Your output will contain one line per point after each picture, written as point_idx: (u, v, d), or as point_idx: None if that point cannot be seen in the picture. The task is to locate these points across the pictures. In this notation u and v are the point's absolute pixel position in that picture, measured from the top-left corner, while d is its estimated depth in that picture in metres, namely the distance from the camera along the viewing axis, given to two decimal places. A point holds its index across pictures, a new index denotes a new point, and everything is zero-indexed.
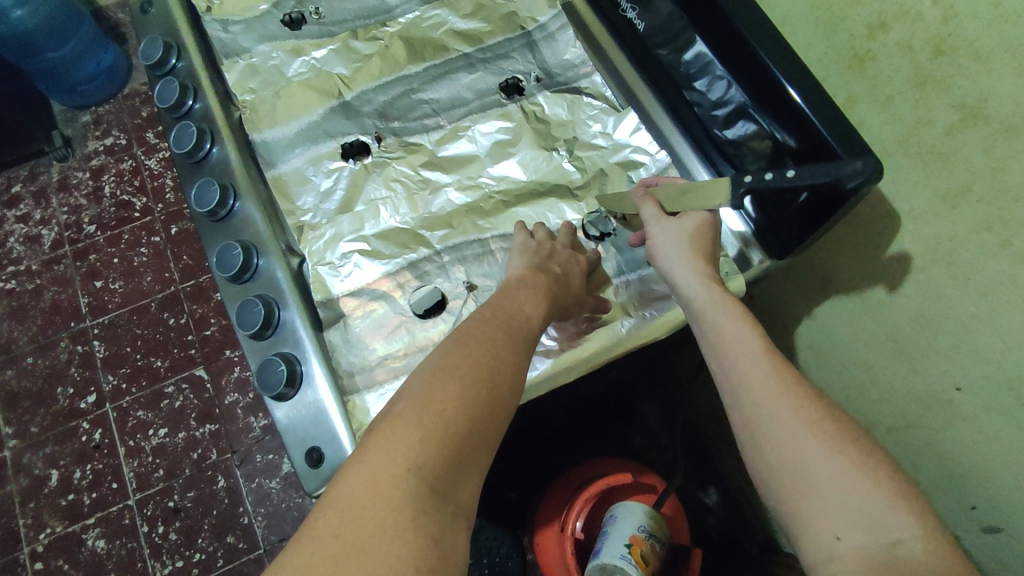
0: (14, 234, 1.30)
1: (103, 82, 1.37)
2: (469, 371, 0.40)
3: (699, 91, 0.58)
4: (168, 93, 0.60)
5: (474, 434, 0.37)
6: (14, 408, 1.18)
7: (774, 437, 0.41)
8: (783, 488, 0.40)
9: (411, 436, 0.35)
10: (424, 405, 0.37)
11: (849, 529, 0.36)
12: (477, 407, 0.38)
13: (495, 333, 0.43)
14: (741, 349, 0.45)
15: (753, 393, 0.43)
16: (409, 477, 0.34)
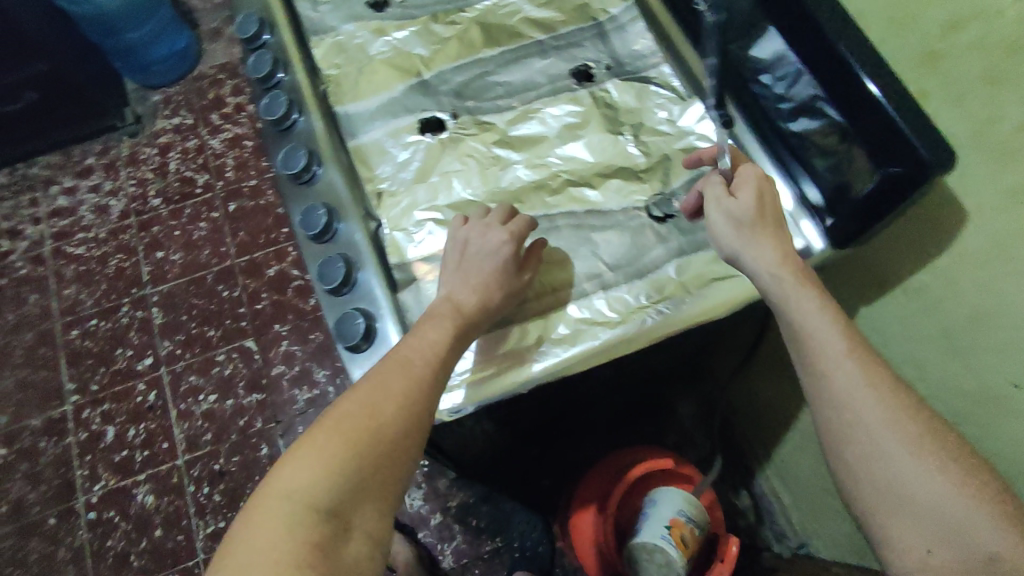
0: (85, 202, 1.38)
1: (174, 63, 1.45)
2: (361, 408, 0.45)
3: (765, 85, 0.61)
4: (261, 65, 0.64)
5: (366, 459, 0.43)
6: (76, 366, 1.24)
7: (874, 454, 0.43)
8: (877, 504, 0.43)
9: (303, 470, 0.41)
10: (319, 441, 0.43)
11: (946, 548, 0.40)
12: (360, 439, 0.43)
13: (394, 368, 0.48)
14: (824, 351, 0.46)
15: (850, 409, 0.44)
16: (286, 503, 0.40)
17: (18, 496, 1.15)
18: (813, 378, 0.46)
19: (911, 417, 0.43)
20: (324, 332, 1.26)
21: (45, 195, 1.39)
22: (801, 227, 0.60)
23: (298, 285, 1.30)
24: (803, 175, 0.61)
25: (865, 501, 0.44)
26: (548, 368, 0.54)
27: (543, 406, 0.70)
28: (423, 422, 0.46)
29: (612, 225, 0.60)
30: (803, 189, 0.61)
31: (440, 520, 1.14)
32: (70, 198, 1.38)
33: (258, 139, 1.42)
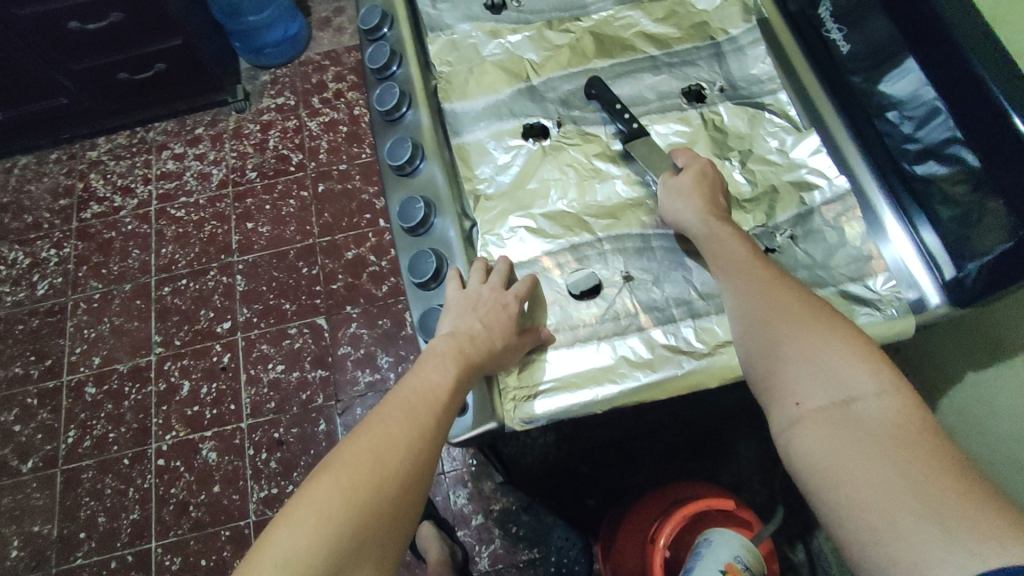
0: (190, 169, 1.47)
1: (284, 48, 1.53)
2: (359, 460, 0.43)
3: (892, 121, 0.57)
4: (378, 56, 0.66)
5: (365, 513, 0.41)
6: (164, 320, 1.33)
7: (759, 319, 0.48)
8: (763, 368, 0.46)
9: (294, 535, 0.39)
10: (312, 494, 0.41)
11: (812, 396, 0.42)
12: (358, 493, 0.42)
13: (397, 419, 0.46)
14: (739, 267, 0.51)
15: (741, 286, 0.50)
16: (276, 573, 0.38)
17: (100, 434, 1.24)
18: (745, 289, 0.51)
19: (795, 292, 0.48)
20: (392, 320, 1.29)
21: (157, 158, 1.49)
22: (918, 279, 0.55)
23: (372, 271, 1.33)
24: (924, 223, 0.55)
25: (755, 365, 0.47)
26: (628, 391, 0.51)
27: (608, 427, 0.69)
28: (421, 477, 0.45)
29: None
30: (920, 233, 0.56)
31: (481, 522, 1.14)
32: (178, 164, 1.48)
33: (353, 127, 1.47)
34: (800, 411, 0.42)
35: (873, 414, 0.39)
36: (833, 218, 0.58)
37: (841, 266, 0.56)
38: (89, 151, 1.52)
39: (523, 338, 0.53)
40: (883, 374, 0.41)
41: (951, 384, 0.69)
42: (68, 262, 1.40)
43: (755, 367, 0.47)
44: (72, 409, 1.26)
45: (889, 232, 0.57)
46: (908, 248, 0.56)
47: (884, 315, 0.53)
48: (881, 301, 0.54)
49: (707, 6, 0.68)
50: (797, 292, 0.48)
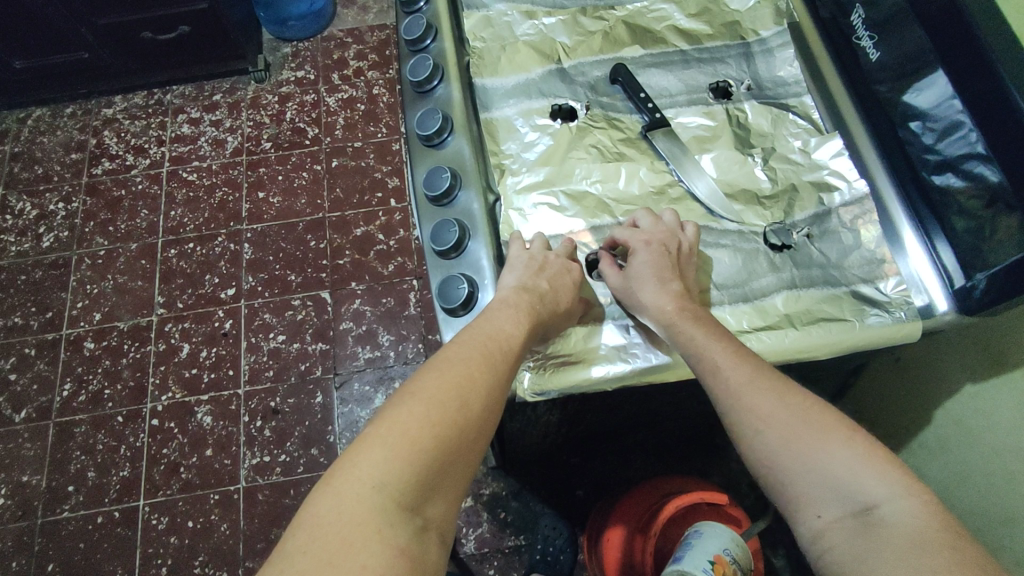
0: (205, 135, 1.47)
1: (309, 22, 1.53)
2: (444, 399, 0.44)
3: (915, 132, 0.58)
4: (414, 28, 0.67)
5: (447, 452, 0.42)
6: (168, 282, 1.33)
7: (748, 424, 0.46)
8: (767, 475, 0.45)
9: (383, 461, 0.40)
10: (400, 425, 0.42)
11: (828, 507, 0.41)
12: (443, 431, 0.42)
13: (477, 361, 0.47)
14: (716, 354, 0.49)
15: (723, 393, 0.48)
16: (371, 495, 0.39)
17: (95, 389, 1.24)
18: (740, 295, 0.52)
19: (776, 388, 0.46)
20: (395, 299, 1.30)
21: (172, 121, 1.49)
22: (929, 287, 0.56)
23: (380, 250, 1.34)
24: (938, 235, 0.56)
25: (762, 473, 0.45)
26: (640, 370, 0.53)
27: (610, 412, 0.70)
28: (493, 422, 0.46)
29: (724, 243, 0.60)
30: (936, 247, 0.56)
31: (470, 505, 1.14)
32: (193, 129, 1.48)
33: (370, 106, 1.48)
34: (821, 524, 0.41)
35: (894, 521, 0.38)
36: (850, 220, 0.59)
37: (854, 267, 0.58)
38: (104, 109, 1.51)
39: (560, 319, 0.54)
40: (891, 474, 0.40)
41: (948, 395, 0.70)
42: (76, 217, 1.39)
43: (765, 475, 0.45)
44: (69, 362, 1.26)
45: (905, 244, 0.58)
46: (923, 262, 0.57)
47: (896, 318, 0.54)
48: (890, 304, 0.55)
49: (740, 6, 0.69)
50: (783, 389, 0.47)
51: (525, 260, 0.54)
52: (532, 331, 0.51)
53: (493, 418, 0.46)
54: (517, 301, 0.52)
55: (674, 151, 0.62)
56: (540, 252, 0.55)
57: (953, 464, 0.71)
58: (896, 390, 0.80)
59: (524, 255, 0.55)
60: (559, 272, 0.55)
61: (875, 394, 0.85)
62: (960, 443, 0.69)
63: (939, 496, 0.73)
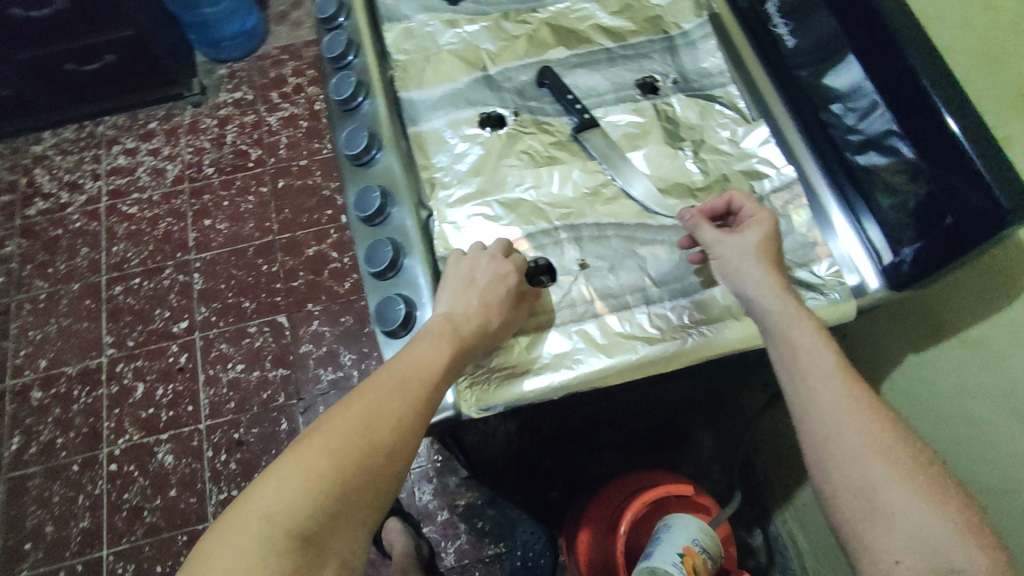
0: (143, 165, 1.42)
1: (241, 41, 1.49)
2: (347, 430, 0.43)
3: (836, 114, 0.59)
4: (335, 45, 0.65)
5: (348, 483, 0.42)
6: (116, 321, 1.28)
7: (844, 455, 0.44)
8: (846, 508, 0.43)
9: (276, 494, 0.40)
10: (299, 456, 0.42)
11: (911, 555, 0.40)
12: (344, 461, 0.42)
13: (394, 387, 0.46)
14: (819, 368, 0.48)
15: (829, 425, 0.45)
16: (260, 527, 0.39)
17: (47, 439, 1.18)
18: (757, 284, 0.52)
19: (888, 425, 0.45)
20: (354, 317, 1.28)
21: (107, 153, 1.44)
22: (857, 265, 0.57)
23: (334, 268, 1.32)
24: (864, 212, 0.58)
25: (840, 506, 0.44)
26: (583, 376, 0.52)
27: (567, 415, 0.69)
28: (408, 452, 0.45)
29: (660, 239, 0.59)
30: (864, 226, 0.58)
31: (446, 517, 1.13)
32: (129, 160, 1.43)
33: (312, 122, 1.45)
34: (899, 569, 0.40)
35: None
36: (781, 206, 0.60)
37: (789, 253, 0.58)
38: (34, 146, 1.45)
39: (503, 331, 0.54)
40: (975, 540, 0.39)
41: (892, 366, 0.72)
42: (12, 261, 1.34)
43: (838, 507, 0.44)
44: (17, 414, 1.21)
45: (834, 224, 0.59)
46: (853, 241, 0.58)
47: (827, 298, 0.56)
48: (824, 286, 0.56)
49: (661, 1, 0.70)
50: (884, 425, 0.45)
51: (464, 272, 0.53)
52: (456, 357, 0.49)
53: (407, 444, 0.45)
54: (440, 329, 0.50)
55: (607, 151, 0.62)
56: (476, 262, 0.54)
57: None
58: None
59: (461, 274, 0.54)
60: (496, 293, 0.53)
61: None
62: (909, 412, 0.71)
63: None
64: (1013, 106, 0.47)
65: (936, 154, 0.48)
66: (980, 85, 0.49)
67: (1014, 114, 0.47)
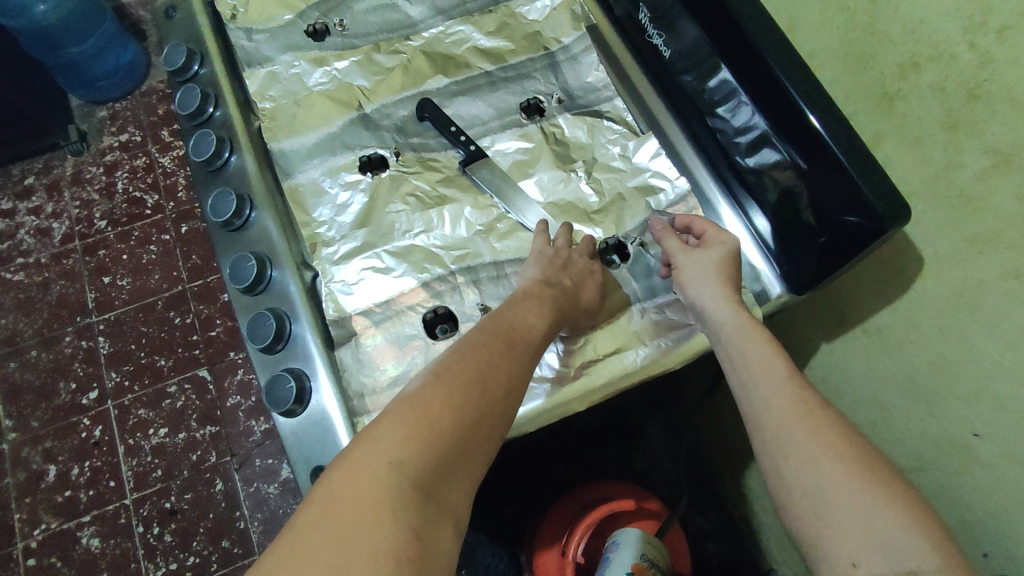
0: (25, 226, 1.30)
1: (120, 79, 1.38)
2: (462, 383, 0.41)
3: (722, 118, 0.58)
4: (188, 101, 0.59)
5: (466, 433, 0.39)
6: (16, 401, 1.17)
7: (789, 454, 0.42)
8: (801, 515, 0.40)
9: (401, 440, 0.36)
10: (422, 405, 0.38)
11: (869, 559, 0.37)
12: (467, 413, 0.39)
13: (500, 343, 0.45)
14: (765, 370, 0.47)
15: (775, 422, 0.44)
16: (388, 471, 0.35)
17: None
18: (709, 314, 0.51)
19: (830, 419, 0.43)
20: None
21: None
22: (750, 259, 0.59)
23: None
24: (755, 209, 0.58)
25: (793, 510, 0.41)
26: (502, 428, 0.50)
27: None
28: (513, 411, 0.42)
29: None
30: (752, 220, 0.59)
31: None
32: (8, 222, 1.30)
33: None
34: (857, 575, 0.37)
35: None
36: None
37: None
38: None
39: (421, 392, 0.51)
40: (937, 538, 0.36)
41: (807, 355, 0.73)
42: None
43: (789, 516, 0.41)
44: None
45: (723, 218, 0.61)
46: (741, 232, 0.60)
47: None
48: None
49: (538, 16, 0.67)
50: (825, 421, 0.43)
51: None
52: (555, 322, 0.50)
53: (515, 404, 0.43)
54: (541, 293, 0.51)
55: (497, 182, 0.59)
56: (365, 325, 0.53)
57: None
58: None
59: (548, 250, 0.55)
60: (582, 271, 0.55)
61: None
62: None
63: None
64: (877, 106, 0.51)
65: (821, 164, 0.48)
66: (848, 83, 0.53)
67: (880, 115, 0.51)
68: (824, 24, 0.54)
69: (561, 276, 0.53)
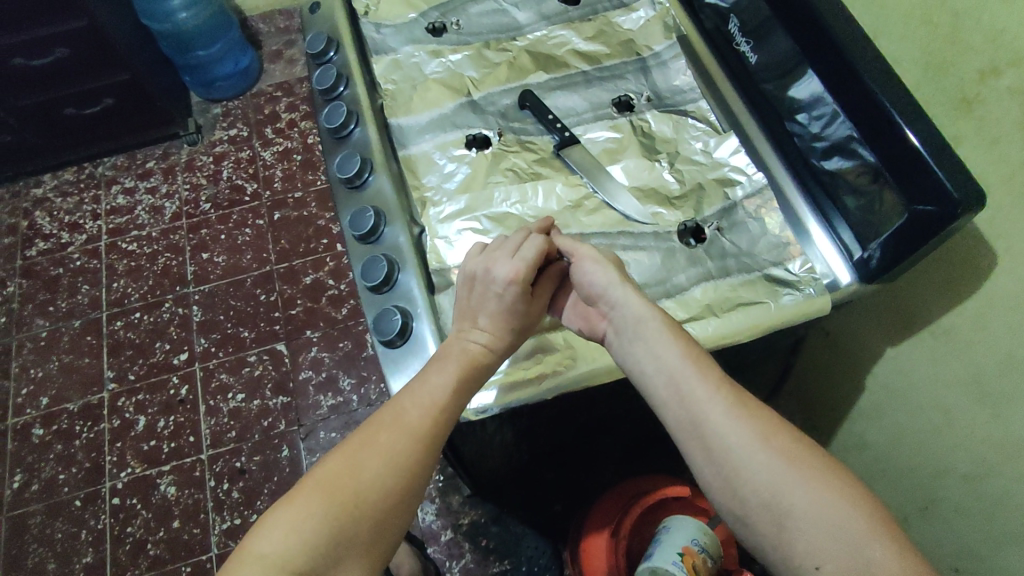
0: (141, 203, 1.46)
1: (237, 80, 1.55)
2: (338, 477, 0.48)
3: (802, 124, 0.63)
4: (326, 79, 0.69)
5: (350, 518, 0.47)
6: (117, 355, 1.30)
7: (739, 464, 0.48)
8: (762, 522, 0.47)
9: (284, 534, 0.45)
10: (300, 502, 0.47)
11: (832, 561, 0.44)
12: (338, 505, 0.47)
13: (391, 422, 0.51)
14: (701, 395, 0.50)
15: (727, 435, 0.49)
16: (261, 563, 0.44)
17: (49, 476, 1.19)
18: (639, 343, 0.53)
19: (767, 430, 0.49)
20: (352, 341, 1.29)
21: (106, 193, 1.47)
22: (831, 264, 0.60)
23: (331, 295, 1.34)
24: (834, 212, 0.62)
25: (748, 514, 0.47)
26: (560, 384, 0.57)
27: (562, 422, 0.71)
28: (407, 488, 0.49)
29: (643, 246, 0.62)
30: (839, 233, 0.61)
31: (450, 537, 1.12)
32: (128, 198, 1.46)
33: (307, 155, 1.49)
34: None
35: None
36: (754, 210, 0.63)
37: (764, 253, 0.61)
38: (34, 188, 1.49)
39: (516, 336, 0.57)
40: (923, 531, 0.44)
41: (872, 362, 0.75)
42: (13, 301, 1.36)
43: (746, 528, 0.48)
44: (19, 452, 1.21)
45: (812, 235, 0.62)
46: (825, 242, 0.62)
47: (805, 293, 0.58)
48: (800, 282, 0.59)
49: (632, 26, 0.74)
50: (774, 429, 0.49)
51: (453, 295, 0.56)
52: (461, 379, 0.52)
53: (407, 480, 0.49)
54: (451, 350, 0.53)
55: (587, 166, 0.65)
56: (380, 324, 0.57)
57: (892, 425, 0.74)
58: (828, 364, 0.85)
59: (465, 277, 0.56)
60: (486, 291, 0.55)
61: (812, 373, 0.89)
62: (894, 408, 0.73)
63: (887, 459, 0.77)
64: (957, 110, 0.54)
65: (896, 154, 0.52)
66: (929, 90, 0.57)
67: (959, 117, 0.54)
68: (907, 35, 0.58)
69: (481, 319, 0.54)
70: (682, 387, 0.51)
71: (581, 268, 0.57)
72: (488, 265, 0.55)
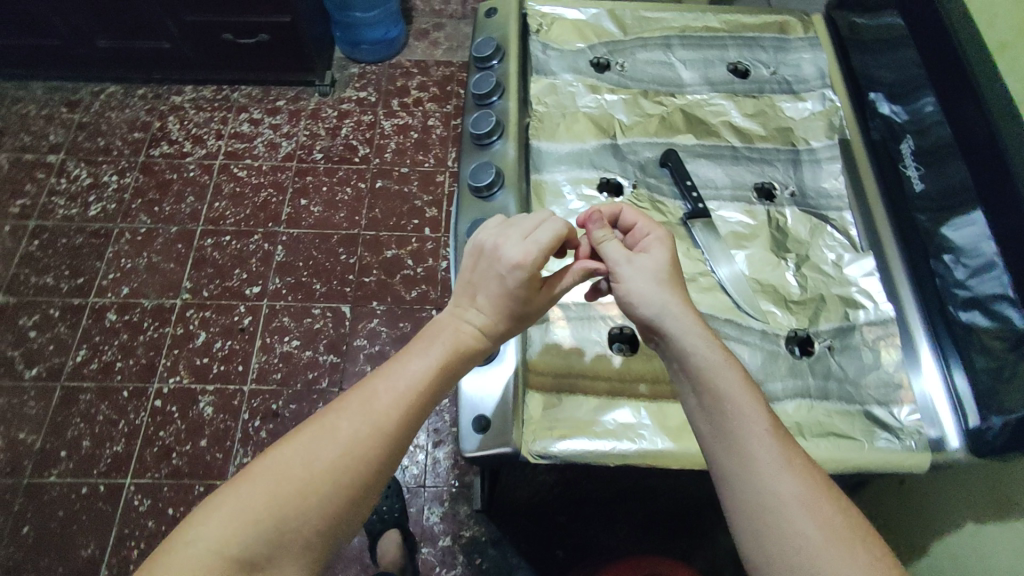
0: (262, 136, 1.53)
1: (380, 48, 1.61)
2: (291, 461, 0.44)
3: (946, 264, 0.59)
4: (483, 84, 0.70)
5: (301, 507, 0.43)
6: (199, 270, 1.36)
7: (781, 528, 0.42)
8: None
9: (223, 521, 0.42)
10: (246, 489, 0.43)
11: None
12: (290, 489, 0.43)
13: (358, 405, 0.47)
14: (757, 440, 0.45)
15: (776, 491, 0.43)
16: (195, 551, 0.41)
17: (108, 360, 1.26)
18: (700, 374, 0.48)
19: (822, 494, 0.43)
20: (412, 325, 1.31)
21: (234, 118, 1.56)
22: (939, 413, 0.57)
23: (406, 274, 1.36)
24: (954, 359, 0.57)
25: None
26: (623, 452, 0.54)
27: (607, 482, 0.70)
28: (369, 474, 0.45)
29: (747, 341, 0.60)
30: (952, 372, 0.57)
31: (447, 544, 1.11)
32: (252, 128, 1.54)
33: (423, 135, 1.53)
34: None
35: None
36: (873, 339, 0.60)
37: (870, 387, 0.58)
38: (174, 96, 1.59)
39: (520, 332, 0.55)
40: None
41: (948, 528, 0.69)
42: (126, 192, 1.45)
43: None
44: (90, 330, 1.29)
45: (921, 361, 0.59)
46: (937, 383, 0.58)
47: (904, 446, 0.54)
48: (903, 430, 0.55)
49: (794, 115, 0.72)
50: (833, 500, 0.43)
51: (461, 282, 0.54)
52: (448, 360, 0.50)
53: (371, 468, 0.45)
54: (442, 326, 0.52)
55: (712, 243, 0.64)
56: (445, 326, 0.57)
57: None
58: (895, 511, 0.79)
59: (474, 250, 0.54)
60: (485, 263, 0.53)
61: (873, 514, 0.84)
62: None
63: None
64: None
65: None
66: None
67: None
68: None
69: (475, 298, 0.53)
70: (730, 422, 0.46)
71: (625, 289, 0.53)
72: (498, 242, 0.53)
